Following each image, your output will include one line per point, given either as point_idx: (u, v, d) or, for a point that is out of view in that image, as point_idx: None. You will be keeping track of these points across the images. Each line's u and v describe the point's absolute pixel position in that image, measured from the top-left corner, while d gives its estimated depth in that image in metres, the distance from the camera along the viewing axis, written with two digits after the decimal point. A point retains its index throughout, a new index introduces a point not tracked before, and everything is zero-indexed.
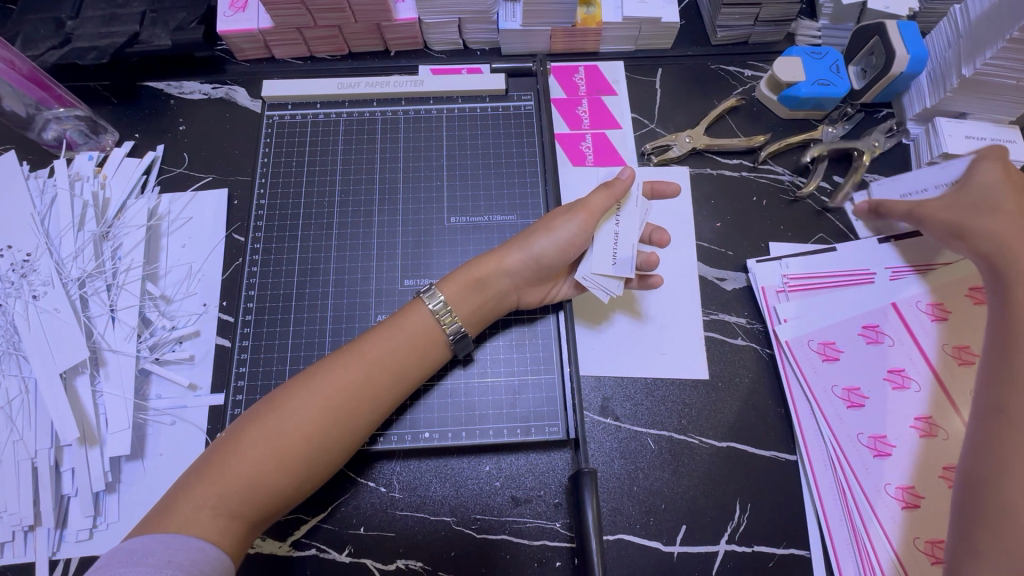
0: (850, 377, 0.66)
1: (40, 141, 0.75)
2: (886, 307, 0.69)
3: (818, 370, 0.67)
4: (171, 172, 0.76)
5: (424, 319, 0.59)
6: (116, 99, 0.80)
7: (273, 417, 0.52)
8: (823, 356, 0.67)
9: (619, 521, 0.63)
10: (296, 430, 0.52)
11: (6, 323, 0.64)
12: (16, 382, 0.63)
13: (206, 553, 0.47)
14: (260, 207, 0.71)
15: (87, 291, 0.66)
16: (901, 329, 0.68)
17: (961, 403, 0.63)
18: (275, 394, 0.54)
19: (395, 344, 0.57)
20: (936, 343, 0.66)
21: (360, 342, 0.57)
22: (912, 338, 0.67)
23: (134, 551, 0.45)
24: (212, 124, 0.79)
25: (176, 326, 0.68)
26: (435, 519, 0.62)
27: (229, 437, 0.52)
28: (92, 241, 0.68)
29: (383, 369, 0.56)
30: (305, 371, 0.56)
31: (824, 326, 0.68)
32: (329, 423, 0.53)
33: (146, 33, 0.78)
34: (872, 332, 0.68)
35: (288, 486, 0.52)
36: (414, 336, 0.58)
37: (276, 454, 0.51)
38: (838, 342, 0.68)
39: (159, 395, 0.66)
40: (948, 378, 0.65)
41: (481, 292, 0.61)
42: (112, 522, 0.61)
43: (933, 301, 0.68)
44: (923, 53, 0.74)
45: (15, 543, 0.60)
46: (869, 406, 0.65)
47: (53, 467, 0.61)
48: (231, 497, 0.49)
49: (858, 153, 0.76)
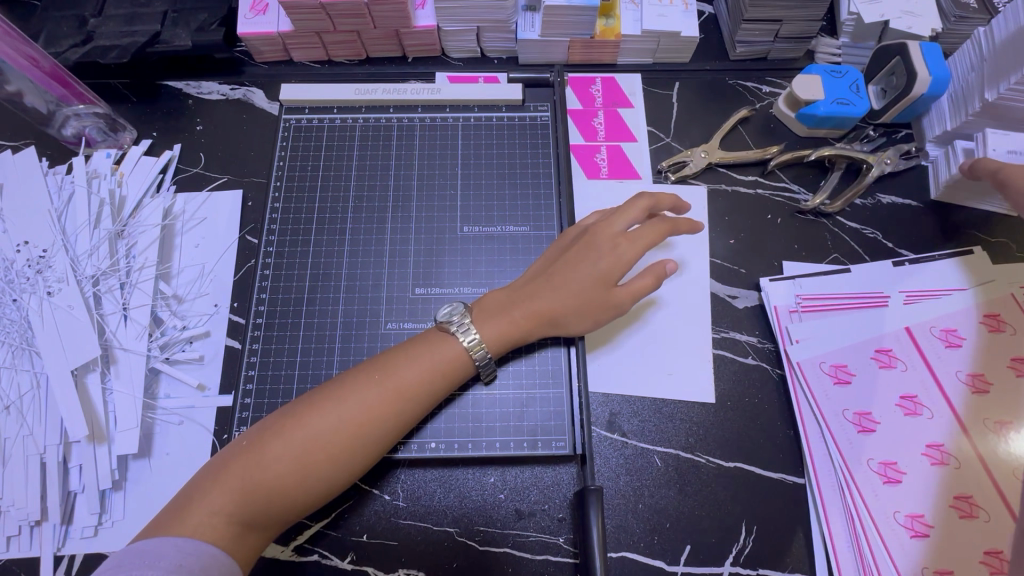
0: (861, 401, 0.65)
1: (60, 137, 0.76)
2: (900, 330, 0.68)
3: (829, 394, 0.66)
4: (186, 171, 0.77)
5: (456, 350, 0.58)
6: (135, 97, 0.81)
7: (296, 431, 0.52)
8: (836, 378, 0.66)
9: (622, 539, 0.62)
10: (320, 446, 0.52)
11: (19, 318, 0.64)
12: (27, 377, 0.63)
13: (216, 558, 0.47)
14: (274, 209, 0.71)
15: (101, 289, 0.66)
16: (914, 355, 0.67)
17: (974, 432, 0.62)
18: (298, 404, 0.54)
19: (423, 365, 0.57)
20: (949, 370, 0.66)
21: (390, 361, 0.57)
22: (925, 363, 0.66)
23: (146, 552, 0.45)
24: (230, 125, 0.80)
25: (187, 326, 0.68)
26: (437, 529, 0.62)
27: (248, 446, 0.52)
28: (107, 239, 0.68)
29: (409, 390, 0.55)
30: (331, 387, 0.55)
31: (836, 349, 0.68)
32: (353, 444, 0.53)
33: (168, 33, 0.78)
34: (886, 356, 0.67)
35: (302, 502, 0.52)
36: (444, 359, 0.58)
37: (299, 468, 0.51)
38: (851, 364, 0.67)
39: (168, 394, 0.66)
40: (962, 406, 0.64)
41: (516, 339, 0.61)
42: (117, 520, 0.61)
43: (947, 327, 0.68)
44: (946, 75, 0.73)
45: (21, 538, 0.60)
46: (880, 431, 0.64)
47: (61, 463, 0.62)
48: (249, 506, 0.49)
49: (866, 166, 0.76)
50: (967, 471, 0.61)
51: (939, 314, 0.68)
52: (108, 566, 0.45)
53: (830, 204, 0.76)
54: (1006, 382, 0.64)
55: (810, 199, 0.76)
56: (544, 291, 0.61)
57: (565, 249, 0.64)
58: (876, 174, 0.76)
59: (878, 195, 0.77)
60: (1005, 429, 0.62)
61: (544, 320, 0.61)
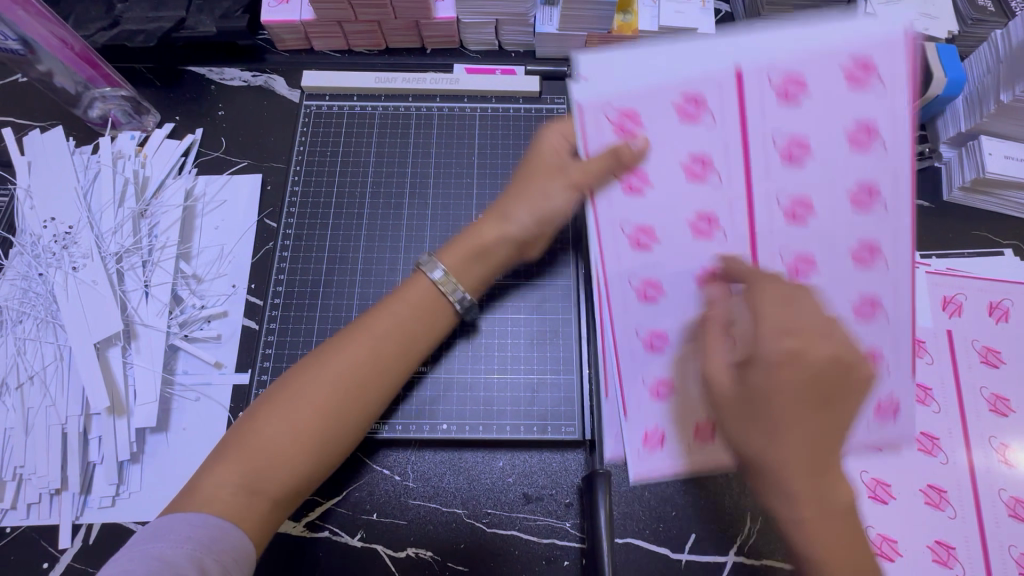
0: (714, 200, 0.54)
1: (86, 118, 0.78)
2: (752, 66, 0.51)
3: (674, 187, 0.53)
4: (208, 155, 0.78)
5: (426, 288, 0.60)
6: (159, 81, 0.82)
7: (286, 399, 0.53)
8: (682, 115, 0.52)
9: (628, 525, 0.63)
10: (311, 406, 0.52)
11: (45, 292, 0.66)
12: (51, 349, 0.65)
13: (223, 530, 0.47)
14: (293, 193, 0.73)
15: (124, 266, 0.68)
16: (729, 105, 0.52)
17: (781, 280, 0.53)
18: (289, 375, 0.55)
19: (398, 316, 0.58)
20: (764, 135, 0.52)
21: (367, 319, 0.58)
22: (742, 134, 0.52)
23: (161, 529, 0.47)
24: (251, 110, 0.81)
25: (206, 305, 0.70)
26: (446, 510, 0.63)
27: (245, 424, 0.53)
28: (131, 218, 0.70)
29: (387, 342, 0.57)
30: (316, 352, 0.56)
31: (656, 127, 0.53)
32: (341, 400, 0.53)
33: (193, 19, 0.80)
34: (863, 73, 0.50)
35: (304, 472, 0.52)
36: (420, 303, 0.59)
37: (292, 431, 0.51)
38: (710, 108, 0.52)
39: (186, 370, 0.67)
40: (764, 232, 0.54)
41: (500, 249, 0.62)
42: (134, 491, 0.63)
43: (860, 55, 0.50)
44: (961, 76, 0.73)
45: (41, 505, 0.62)
46: (674, 292, 0.56)
47: (81, 434, 0.63)
48: (267, 484, 0.50)
49: None
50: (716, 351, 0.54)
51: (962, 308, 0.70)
52: (129, 543, 0.46)
53: None
54: (827, 180, 0.52)
55: None
56: (548, 166, 0.61)
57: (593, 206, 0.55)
58: None
59: None
60: (864, 198, 0.52)
61: (541, 212, 0.61)
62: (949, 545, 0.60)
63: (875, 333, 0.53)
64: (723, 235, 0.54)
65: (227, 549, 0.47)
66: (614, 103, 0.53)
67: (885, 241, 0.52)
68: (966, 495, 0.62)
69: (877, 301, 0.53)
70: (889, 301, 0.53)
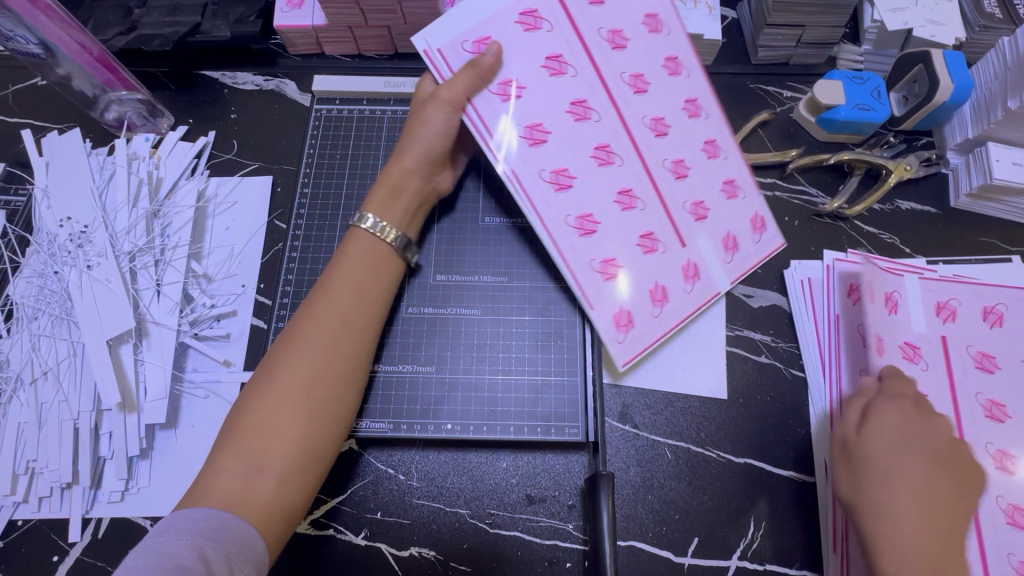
0: (603, 134, 0.63)
1: (102, 121, 0.80)
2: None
3: (570, 134, 0.61)
4: (220, 157, 0.80)
5: (364, 240, 0.63)
6: (173, 84, 0.84)
7: (269, 377, 0.54)
8: (525, 26, 0.60)
9: (631, 528, 0.63)
10: (292, 374, 0.54)
11: (60, 289, 0.67)
12: (65, 345, 0.66)
13: (226, 523, 0.48)
14: (303, 195, 0.74)
15: (137, 265, 0.69)
16: (575, 43, 0.62)
17: (674, 212, 0.66)
18: (267, 360, 0.57)
19: (352, 270, 0.60)
20: (614, 71, 0.64)
21: (324, 281, 0.60)
22: (606, 90, 0.63)
23: (166, 527, 0.47)
24: (263, 113, 0.83)
25: (216, 304, 0.71)
26: (450, 510, 0.63)
27: (236, 413, 0.54)
28: (144, 218, 0.71)
29: (348, 296, 0.59)
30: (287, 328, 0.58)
31: (518, 44, 0.60)
32: (320, 359, 0.56)
33: (207, 24, 0.82)
34: (653, 22, 0.66)
35: (304, 440, 0.53)
36: (365, 255, 0.62)
37: (280, 400, 0.53)
38: (574, 69, 0.62)
39: (195, 368, 0.69)
40: (662, 181, 0.65)
41: (409, 185, 0.65)
42: (143, 486, 0.64)
43: (671, 53, 0.66)
44: (968, 83, 0.73)
45: (53, 498, 0.63)
46: (617, 254, 0.63)
47: (93, 429, 0.64)
48: (277, 457, 0.52)
49: (887, 172, 0.77)
50: (653, 265, 0.64)
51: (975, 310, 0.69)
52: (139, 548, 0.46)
53: (849, 207, 0.76)
54: (680, 126, 0.67)
55: (830, 202, 0.76)
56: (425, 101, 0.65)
57: (530, 150, 0.60)
58: (897, 180, 0.76)
59: (896, 201, 0.78)
60: (712, 150, 0.68)
61: (424, 142, 0.63)
62: None
63: (701, 264, 0.67)
64: (620, 162, 0.63)
65: (234, 540, 0.47)
66: (491, 80, 0.60)
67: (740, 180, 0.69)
68: None
69: (737, 238, 0.69)
70: (739, 234, 0.69)
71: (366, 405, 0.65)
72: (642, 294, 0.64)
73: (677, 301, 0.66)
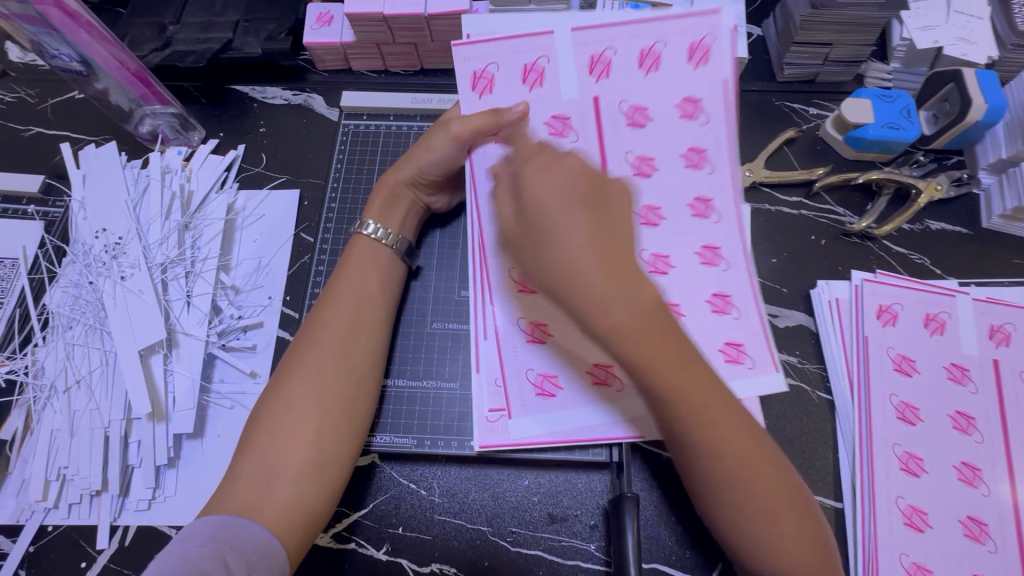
0: None
1: (136, 134, 0.82)
2: (574, 42, 0.59)
3: None
4: (249, 170, 0.81)
5: (365, 245, 0.66)
6: (206, 99, 0.86)
7: (285, 383, 0.57)
8: (552, 129, 0.61)
9: (654, 550, 0.62)
10: (308, 379, 0.57)
11: (95, 299, 0.69)
12: (97, 354, 0.68)
13: (250, 530, 0.49)
14: (330, 209, 0.77)
15: (168, 276, 0.71)
16: (589, 123, 0.61)
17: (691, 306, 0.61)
18: (284, 368, 0.59)
19: (357, 276, 0.64)
20: (619, 149, 0.60)
21: (331, 288, 0.63)
22: (607, 176, 0.60)
23: (191, 533, 0.48)
24: (291, 127, 0.84)
25: (243, 315, 0.72)
26: (471, 527, 0.63)
27: (257, 418, 0.56)
28: (176, 231, 0.73)
29: (353, 303, 0.62)
30: (301, 336, 0.61)
31: (537, 139, 0.60)
32: (334, 364, 0.58)
33: (239, 41, 0.84)
34: (690, 106, 0.59)
35: (319, 443, 0.55)
36: (369, 260, 0.65)
37: (297, 404, 0.56)
38: (590, 171, 0.60)
39: (222, 379, 0.70)
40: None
41: (403, 196, 0.69)
42: (170, 495, 0.65)
43: (698, 145, 0.59)
44: (1001, 103, 0.72)
45: (82, 505, 0.64)
46: (557, 330, 0.62)
47: (122, 438, 0.65)
48: (292, 459, 0.53)
49: (916, 192, 0.76)
50: None
51: (1007, 339, 0.68)
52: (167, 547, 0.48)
53: (877, 228, 0.75)
54: (676, 219, 0.61)
55: (857, 222, 0.75)
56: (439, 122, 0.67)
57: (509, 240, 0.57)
58: (926, 200, 0.75)
59: (926, 222, 0.77)
60: (710, 257, 0.61)
61: (422, 163, 0.67)
62: None
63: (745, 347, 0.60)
64: None
65: (252, 547, 0.48)
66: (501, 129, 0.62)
67: (736, 294, 0.61)
68: (1008, 530, 0.61)
69: (743, 345, 0.61)
70: (748, 343, 0.61)
71: (387, 421, 0.66)
72: (589, 399, 0.61)
73: (567, 398, 0.61)
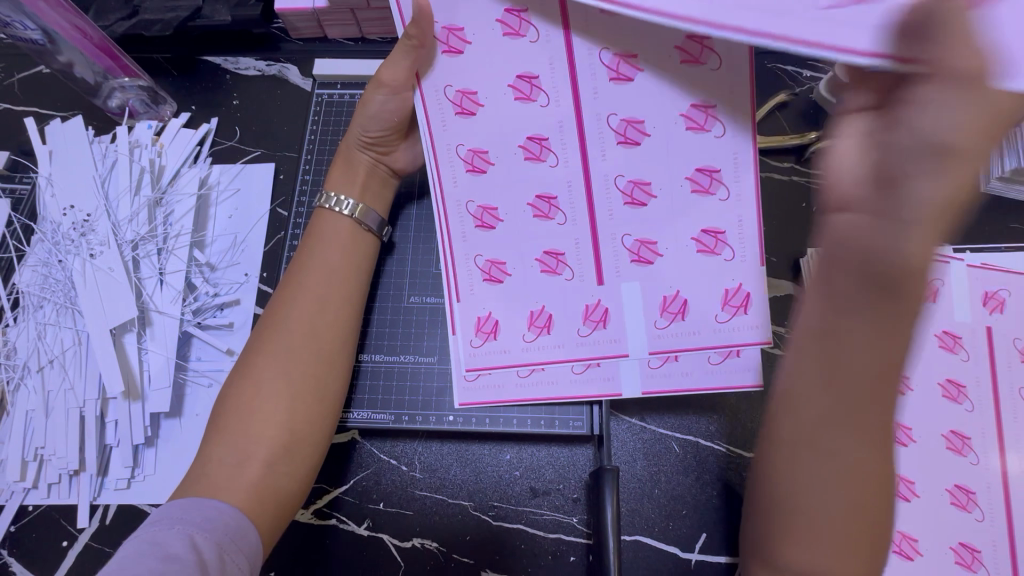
0: (547, 182, 0.56)
1: (105, 108, 0.79)
2: None
3: (513, 171, 0.56)
4: (222, 144, 0.79)
5: (332, 219, 0.64)
6: (176, 72, 0.83)
7: (252, 366, 0.56)
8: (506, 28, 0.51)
9: (637, 522, 0.62)
10: (276, 360, 0.56)
11: (64, 278, 0.68)
12: (70, 334, 0.67)
13: (219, 512, 0.48)
14: (304, 182, 0.75)
15: (139, 254, 0.69)
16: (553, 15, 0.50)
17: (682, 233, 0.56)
18: (251, 350, 0.58)
19: (325, 252, 0.62)
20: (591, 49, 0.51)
21: (298, 266, 0.61)
22: (572, 93, 0.53)
23: (159, 518, 0.48)
24: (265, 99, 0.81)
25: (219, 293, 0.71)
26: (453, 502, 0.63)
27: (226, 400, 0.55)
28: (146, 207, 0.71)
29: (321, 280, 0.60)
30: (268, 317, 0.59)
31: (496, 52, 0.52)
32: (304, 345, 0.57)
33: (209, 8, 0.81)
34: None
35: (291, 423, 0.54)
36: (336, 232, 0.63)
37: (265, 387, 0.55)
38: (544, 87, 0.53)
39: (199, 357, 0.68)
40: (603, 219, 0.56)
41: (360, 160, 0.66)
42: (149, 474, 0.64)
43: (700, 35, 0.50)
44: None
45: (62, 485, 0.64)
46: (515, 268, 0.59)
47: (98, 417, 0.65)
48: (260, 439, 0.53)
49: None
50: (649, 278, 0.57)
51: (1002, 307, 0.66)
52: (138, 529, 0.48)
53: None
54: (665, 131, 0.53)
55: None
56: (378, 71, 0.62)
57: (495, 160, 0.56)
58: None
59: None
60: (704, 182, 0.54)
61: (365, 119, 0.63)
62: (974, 547, 0.59)
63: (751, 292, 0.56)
64: (560, 219, 0.57)
65: (224, 528, 0.47)
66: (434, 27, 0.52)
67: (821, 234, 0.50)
68: (997, 499, 0.60)
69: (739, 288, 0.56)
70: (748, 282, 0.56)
71: (364, 397, 0.65)
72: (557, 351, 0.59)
73: (561, 338, 0.59)
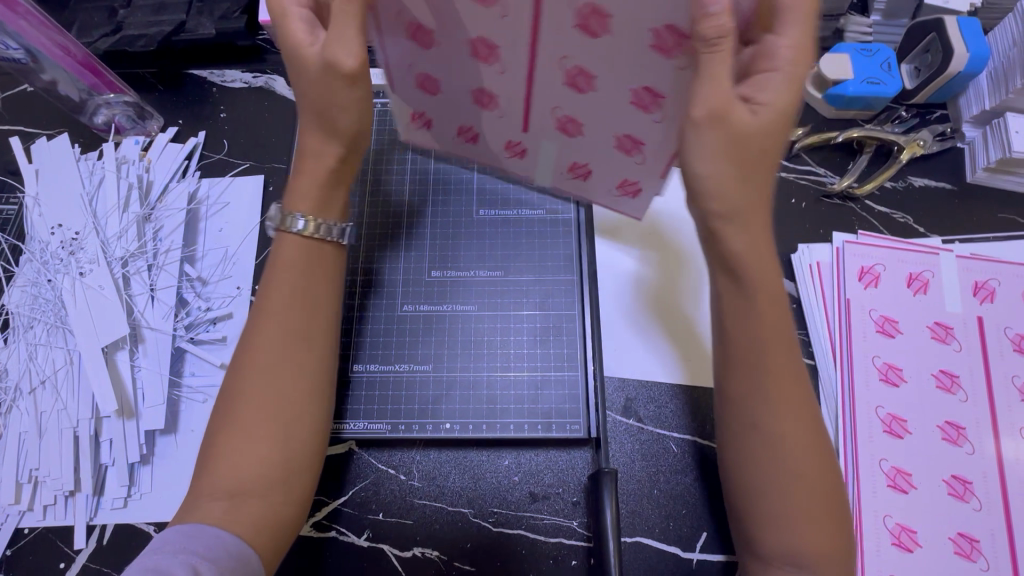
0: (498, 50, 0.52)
1: (91, 125, 0.79)
2: None
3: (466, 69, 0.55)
4: (210, 157, 0.79)
5: (297, 244, 0.55)
6: (162, 86, 0.83)
7: (234, 419, 0.51)
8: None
9: (637, 524, 0.62)
10: (261, 408, 0.51)
11: (54, 297, 0.67)
12: (61, 354, 0.66)
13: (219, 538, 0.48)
14: None
15: (130, 270, 0.69)
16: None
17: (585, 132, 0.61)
18: (226, 394, 0.52)
19: (299, 281, 0.55)
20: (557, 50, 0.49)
21: (269, 298, 0.54)
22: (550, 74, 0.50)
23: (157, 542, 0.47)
24: (253, 111, 0.81)
25: (211, 307, 0.70)
26: (452, 510, 0.63)
27: (212, 451, 0.51)
28: (135, 223, 0.70)
29: (297, 313, 0.54)
30: (242, 357, 0.53)
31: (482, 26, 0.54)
32: (291, 385, 0.52)
33: (193, 22, 0.80)
34: None
35: (288, 464, 0.51)
36: (315, 258, 0.56)
37: (254, 439, 0.50)
38: (502, 58, 0.52)
39: (192, 372, 0.68)
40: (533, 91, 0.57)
41: None
42: (145, 492, 0.63)
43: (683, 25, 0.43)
44: (984, 52, 0.69)
45: (57, 506, 0.63)
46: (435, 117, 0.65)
47: (92, 437, 0.64)
48: (257, 485, 0.50)
49: (898, 148, 0.73)
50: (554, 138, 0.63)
51: (992, 296, 0.67)
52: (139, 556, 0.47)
53: (858, 187, 0.73)
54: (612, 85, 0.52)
55: (838, 183, 0.73)
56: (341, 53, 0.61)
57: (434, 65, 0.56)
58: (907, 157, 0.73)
59: (909, 178, 0.74)
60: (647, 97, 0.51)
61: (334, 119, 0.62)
62: (973, 538, 0.59)
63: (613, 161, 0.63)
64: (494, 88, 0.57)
65: (224, 551, 0.47)
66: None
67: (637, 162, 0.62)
68: (994, 488, 0.60)
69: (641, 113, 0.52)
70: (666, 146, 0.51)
71: (361, 408, 0.65)
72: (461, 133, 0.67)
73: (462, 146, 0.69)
